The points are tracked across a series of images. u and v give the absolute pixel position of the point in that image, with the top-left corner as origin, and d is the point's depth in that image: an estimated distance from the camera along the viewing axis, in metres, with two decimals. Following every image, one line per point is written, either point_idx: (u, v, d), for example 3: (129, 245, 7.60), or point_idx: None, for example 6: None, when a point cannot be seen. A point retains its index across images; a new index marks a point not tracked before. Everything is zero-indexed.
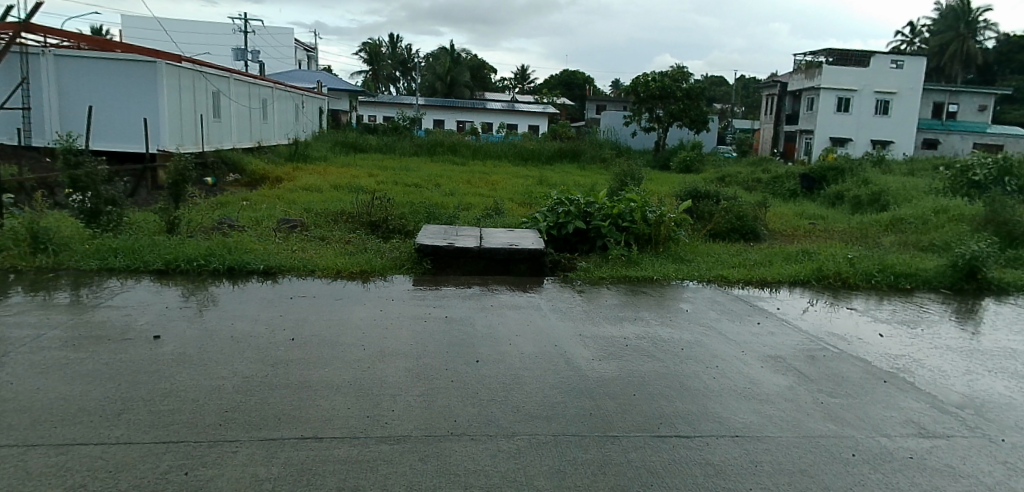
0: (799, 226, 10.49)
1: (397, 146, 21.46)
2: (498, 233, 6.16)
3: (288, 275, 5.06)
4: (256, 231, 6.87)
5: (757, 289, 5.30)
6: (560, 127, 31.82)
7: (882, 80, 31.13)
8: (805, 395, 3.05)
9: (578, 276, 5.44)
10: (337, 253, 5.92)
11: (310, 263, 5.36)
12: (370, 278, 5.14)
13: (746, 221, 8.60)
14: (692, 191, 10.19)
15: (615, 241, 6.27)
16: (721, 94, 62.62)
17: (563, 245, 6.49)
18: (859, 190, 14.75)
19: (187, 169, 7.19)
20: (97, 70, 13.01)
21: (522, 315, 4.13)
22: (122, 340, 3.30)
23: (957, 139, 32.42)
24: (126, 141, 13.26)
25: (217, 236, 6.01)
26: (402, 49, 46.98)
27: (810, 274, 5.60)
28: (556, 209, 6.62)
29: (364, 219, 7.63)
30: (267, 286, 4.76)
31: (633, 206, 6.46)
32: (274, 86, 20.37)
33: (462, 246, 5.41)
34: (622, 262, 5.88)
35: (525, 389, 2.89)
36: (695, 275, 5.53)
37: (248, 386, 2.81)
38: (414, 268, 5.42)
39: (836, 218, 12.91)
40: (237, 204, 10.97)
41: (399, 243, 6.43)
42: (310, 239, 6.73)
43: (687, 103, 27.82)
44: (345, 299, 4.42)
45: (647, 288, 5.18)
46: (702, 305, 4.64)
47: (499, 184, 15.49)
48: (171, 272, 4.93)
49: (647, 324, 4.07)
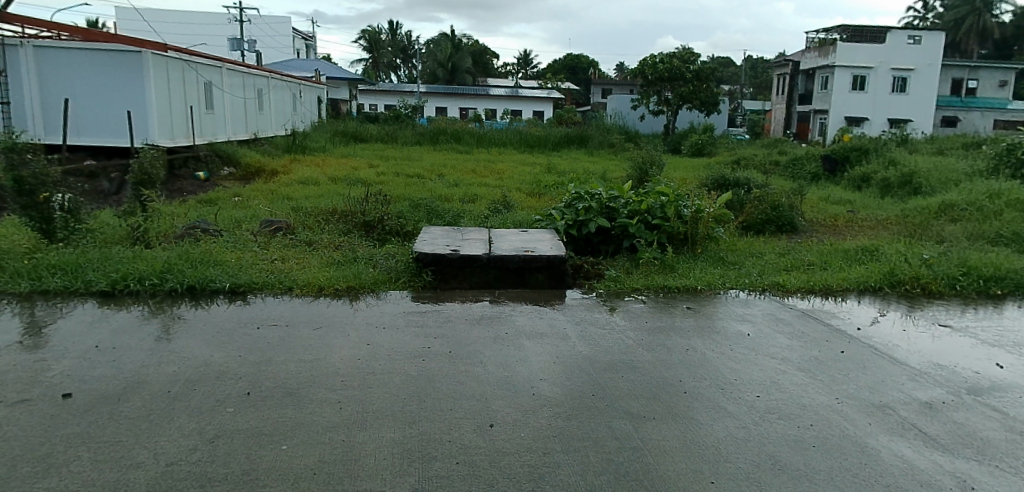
0: (838, 214, 9.58)
1: (398, 135, 20.55)
2: (510, 235, 5.29)
3: (260, 295, 4.21)
4: (233, 237, 6.05)
5: (821, 300, 4.44)
6: (565, 112, 30.83)
7: (899, 57, 29.88)
8: (948, 475, 2.18)
9: (606, 287, 4.60)
10: (323, 264, 5.06)
11: (287, 277, 4.49)
12: (359, 296, 4.29)
13: (782, 211, 7.74)
14: (720, 179, 9.31)
15: (646, 241, 5.42)
16: (728, 75, 61.17)
17: (584, 247, 5.64)
18: (888, 172, 13.92)
19: (155, 167, 6.36)
20: (79, 61, 12.16)
21: (545, 346, 3.28)
22: (16, 404, 2.48)
23: (977, 116, 31.26)
24: (111, 135, 12.42)
25: (183, 246, 5.18)
26: (403, 36, 46.09)
27: (882, 280, 4.71)
28: (574, 205, 5.77)
29: (358, 219, 6.76)
30: (232, 310, 3.90)
31: (664, 200, 5.58)
32: (270, 75, 19.47)
33: (467, 253, 4.56)
34: (657, 270, 5.02)
35: (560, 481, 2.04)
36: (745, 283, 4.67)
37: (168, 483, 1.99)
38: (413, 281, 4.57)
39: (869, 204, 11.97)
40: (226, 202, 10.20)
41: (396, 249, 5.58)
42: (296, 247, 5.89)
43: (697, 84, 26.74)
44: (324, 327, 3.57)
45: (689, 301, 4.32)
46: (763, 324, 3.77)
47: (505, 173, 14.62)
48: (118, 294, 4.06)
49: (703, 356, 3.20)
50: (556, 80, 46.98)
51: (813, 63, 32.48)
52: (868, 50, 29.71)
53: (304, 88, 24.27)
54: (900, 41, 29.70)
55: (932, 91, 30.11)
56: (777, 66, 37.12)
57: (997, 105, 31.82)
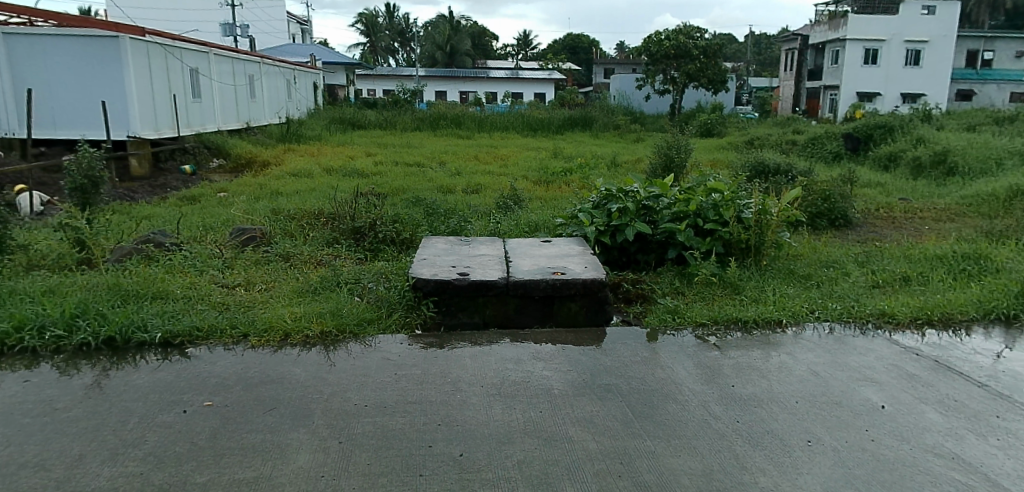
0: (889, 201, 8.51)
1: (395, 120, 19.40)
2: (530, 249, 4.23)
3: (203, 345, 3.14)
4: (192, 252, 4.99)
5: (946, 334, 3.38)
6: (567, 93, 29.65)
7: (912, 29, 28.33)
8: None
9: (657, 321, 3.55)
10: (294, 293, 4.00)
11: (243, 318, 3.41)
12: (337, 342, 3.23)
13: (835, 203, 6.69)
14: (757, 167, 8.21)
15: (698, 252, 4.38)
16: (731, 52, 59.53)
17: (619, 259, 4.63)
18: (918, 151, 12.87)
19: (96, 169, 5.22)
20: (51, 48, 10.97)
21: (601, 443, 2.22)
22: None
23: (992, 89, 29.92)
24: (87, 128, 11.28)
25: (119, 272, 4.11)
26: (400, 19, 44.77)
27: (1015, 304, 3.65)
28: (605, 206, 4.72)
29: (346, 226, 5.67)
30: (159, 373, 2.85)
31: (719, 198, 4.50)
32: (262, 59, 18.23)
33: (480, 279, 3.50)
34: (718, 292, 4.00)
35: None
36: (841, 311, 3.62)
37: None
38: (410, 316, 3.53)
39: (904, 187, 10.89)
40: (207, 198, 9.19)
41: (391, 266, 4.51)
42: (270, 265, 4.83)
43: (704, 61, 25.39)
44: (281, 405, 2.50)
45: (772, 342, 3.26)
46: (894, 386, 2.71)
47: (510, 159, 13.56)
48: (7, 352, 3.00)
49: (840, 457, 2.14)
50: (555, 61, 45.61)
51: (822, 37, 31.05)
52: (880, 22, 28.26)
53: (300, 74, 23.02)
54: (913, 12, 28.17)
55: (947, 63, 28.69)
56: (786, 42, 35.72)
57: (1013, 77, 30.46)
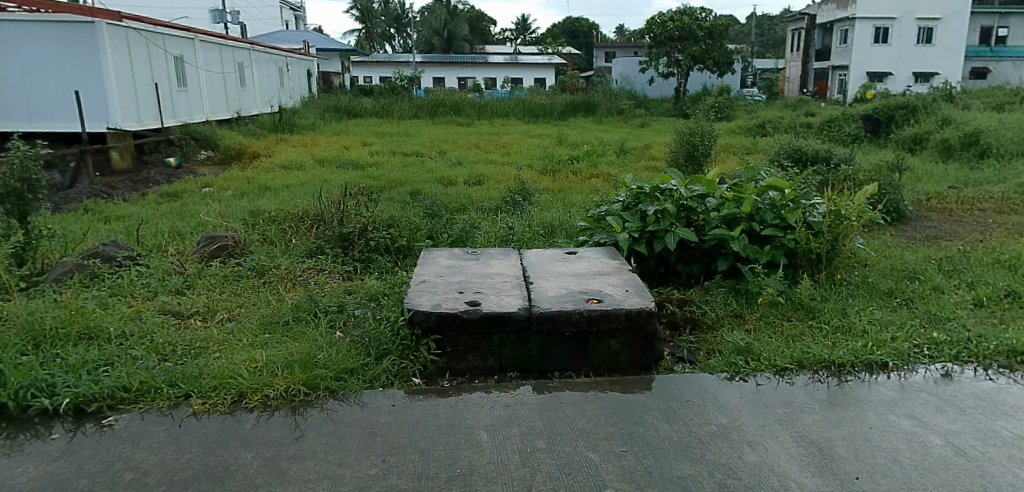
0: (934, 189, 7.71)
1: (392, 108, 18.50)
2: (556, 265, 3.43)
3: (128, 412, 2.37)
4: (145, 267, 4.19)
5: None
6: (569, 77, 28.67)
7: (924, 5, 27.29)
8: None
9: (722, 362, 2.76)
10: (262, 325, 3.21)
11: (187, 367, 2.63)
12: (307, 404, 2.44)
13: (887, 195, 5.88)
14: (791, 152, 7.39)
15: (755, 264, 3.58)
16: (735, 33, 58.19)
17: (655, 270, 3.83)
18: (947, 132, 12.01)
19: (33, 170, 4.40)
20: (20, 35, 10.09)
21: None
22: None
23: (1007, 66, 28.84)
24: (60, 120, 10.45)
25: (40, 301, 3.29)
26: (395, 4, 43.68)
27: None
28: (639, 208, 3.91)
29: (333, 232, 4.87)
30: (55, 459, 2.07)
31: (778, 197, 3.70)
32: (251, 45, 17.29)
33: (492, 313, 2.71)
34: (789, 317, 3.22)
35: None
36: (959, 348, 2.82)
37: None
38: (404, 361, 2.75)
39: (936, 172, 10.06)
40: (187, 195, 8.40)
41: (381, 286, 3.70)
42: (240, 282, 4.05)
43: (710, 43, 24.33)
44: None
45: (882, 395, 2.48)
46: None
47: (513, 146, 12.73)
48: None
49: None
50: (554, 45, 44.52)
51: (832, 15, 29.93)
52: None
53: (292, 61, 22.08)
54: None
55: (961, 41, 27.64)
56: (792, 21, 34.61)
57: None
